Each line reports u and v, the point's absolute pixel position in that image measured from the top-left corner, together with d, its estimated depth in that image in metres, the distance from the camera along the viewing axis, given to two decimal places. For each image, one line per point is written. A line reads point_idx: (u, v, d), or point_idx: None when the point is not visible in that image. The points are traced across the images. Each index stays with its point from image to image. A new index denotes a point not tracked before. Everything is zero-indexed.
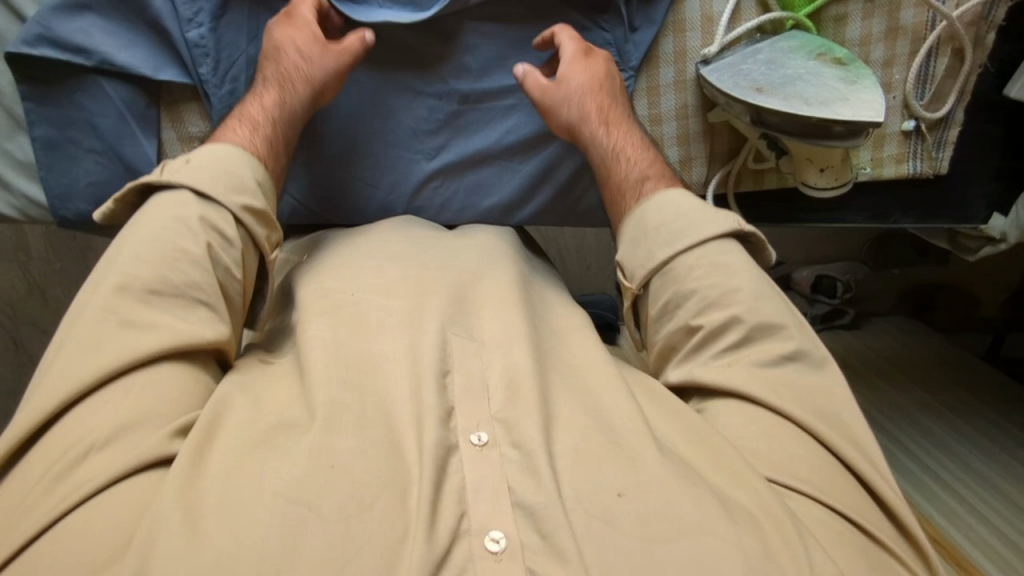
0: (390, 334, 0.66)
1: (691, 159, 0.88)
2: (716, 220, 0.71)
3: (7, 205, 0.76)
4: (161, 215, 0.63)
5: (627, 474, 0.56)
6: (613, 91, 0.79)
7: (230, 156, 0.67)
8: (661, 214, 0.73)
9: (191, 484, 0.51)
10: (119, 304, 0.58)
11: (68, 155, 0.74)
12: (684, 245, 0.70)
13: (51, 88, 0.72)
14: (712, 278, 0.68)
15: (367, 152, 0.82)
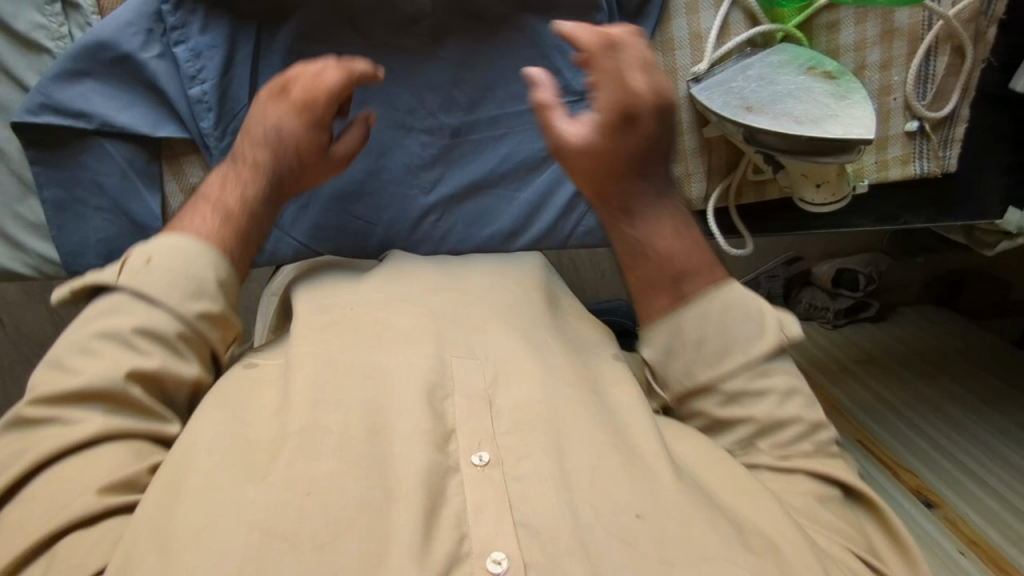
0: (389, 352, 0.66)
1: (691, 175, 0.88)
2: (760, 330, 0.64)
3: (24, 265, 0.79)
4: (100, 321, 0.59)
5: (640, 500, 0.56)
6: (658, 151, 0.65)
7: (195, 255, 0.62)
8: (700, 326, 0.64)
9: (160, 515, 0.51)
10: (72, 360, 0.57)
11: (76, 213, 0.77)
12: (727, 370, 0.64)
13: (54, 152, 0.74)
14: (768, 376, 0.64)
15: (364, 191, 0.83)
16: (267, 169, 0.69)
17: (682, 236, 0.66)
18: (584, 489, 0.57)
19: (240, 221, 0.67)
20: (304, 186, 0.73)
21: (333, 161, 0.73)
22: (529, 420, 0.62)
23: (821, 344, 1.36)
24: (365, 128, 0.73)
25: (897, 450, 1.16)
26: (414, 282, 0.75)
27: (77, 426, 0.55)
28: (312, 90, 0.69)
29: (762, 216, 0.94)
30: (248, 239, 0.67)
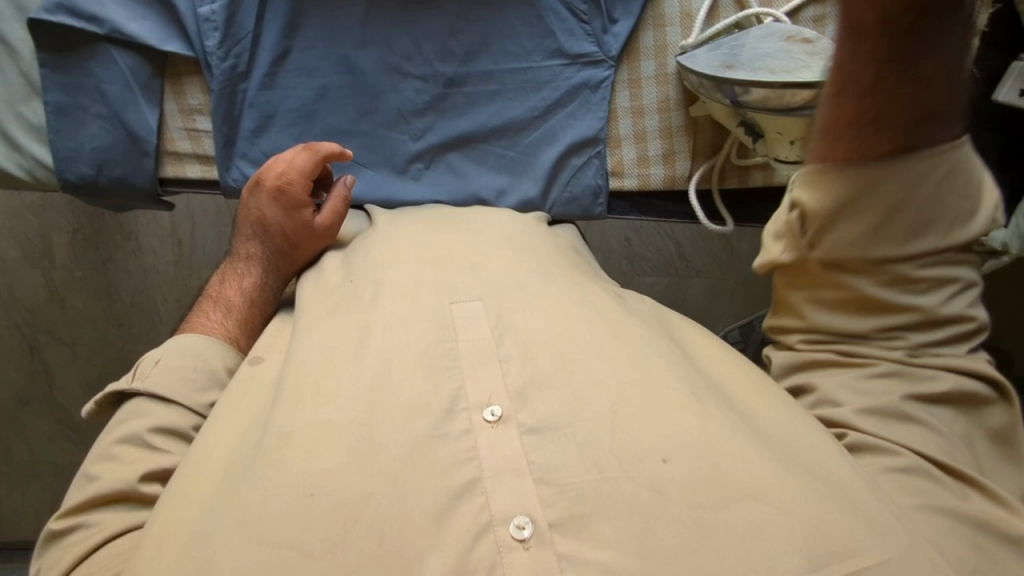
0: (388, 299, 0.68)
1: (675, 152, 0.90)
2: (955, 204, 0.56)
3: (17, 166, 0.81)
4: (122, 421, 0.65)
5: (673, 439, 0.55)
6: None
7: (200, 346, 0.72)
8: (945, 180, 0.55)
9: (176, 536, 0.54)
10: (96, 465, 0.62)
11: (76, 119, 0.80)
12: (914, 250, 0.57)
13: (65, 55, 0.78)
14: (936, 289, 0.58)
15: (356, 131, 0.85)
16: (262, 254, 0.79)
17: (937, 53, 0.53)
18: (598, 437, 0.55)
19: (240, 307, 0.77)
20: (308, 260, 0.81)
21: (323, 231, 0.80)
22: (538, 370, 0.61)
23: None
24: (343, 199, 0.81)
25: None
26: (422, 243, 0.76)
27: (93, 530, 0.58)
28: (284, 177, 0.79)
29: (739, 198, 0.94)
30: (253, 326, 0.77)
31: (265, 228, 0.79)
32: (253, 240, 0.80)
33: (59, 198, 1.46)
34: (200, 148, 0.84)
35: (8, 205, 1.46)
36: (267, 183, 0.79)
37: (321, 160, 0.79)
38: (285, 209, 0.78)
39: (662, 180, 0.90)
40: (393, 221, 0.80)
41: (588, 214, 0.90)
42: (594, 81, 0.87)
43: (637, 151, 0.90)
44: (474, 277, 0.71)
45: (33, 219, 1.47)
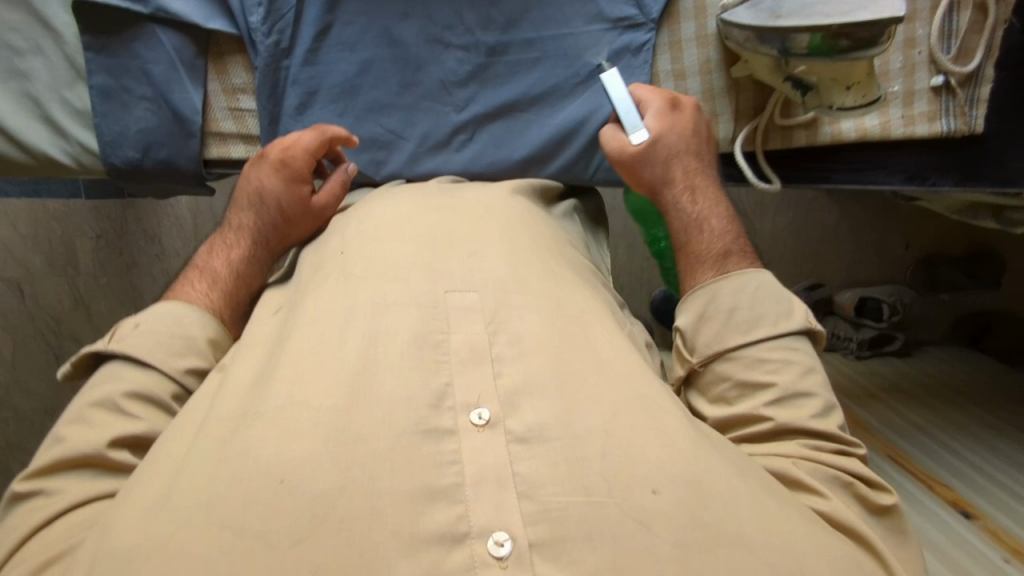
0: (390, 281, 0.68)
1: (717, 115, 0.93)
2: (773, 301, 0.72)
3: (63, 153, 0.82)
4: (94, 384, 0.66)
5: (660, 471, 0.55)
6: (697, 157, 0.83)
7: (181, 313, 0.72)
8: (756, 287, 0.73)
9: (136, 507, 0.53)
10: (66, 428, 0.62)
11: (121, 102, 0.80)
12: (754, 337, 0.71)
13: (108, 37, 0.78)
14: (778, 367, 0.69)
15: (399, 104, 0.87)
16: (251, 228, 0.80)
17: (714, 211, 0.81)
18: (587, 454, 0.55)
19: (226, 278, 0.77)
20: (296, 240, 0.83)
21: (318, 210, 0.82)
22: (529, 372, 0.61)
23: (844, 371, 1.65)
24: (343, 181, 0.83)
25: (933, 466, 1.33)
26: (402, 225, 0.76)
27: (57, 497, 0.58)
28: (289, 152, 0.80)
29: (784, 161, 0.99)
30: (237, 298, 0.78)
31: (260, 199, 0.80)
32: (244, 213, 0.80)
33: (82, 203, 1.49)
34: (244, 128, 0.85)
35: (30, 213, 1.47)
36: (271, 156, 0.80)
37: (329, 139, 0.81)
38: (282, 184, 0.79)
39: None
40: (382, 199, 0.82)
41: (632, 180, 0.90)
42: (636, 45, 0.87)
43: None
44: (468, 263, 0.72)
45: (57, 225, 1.49)
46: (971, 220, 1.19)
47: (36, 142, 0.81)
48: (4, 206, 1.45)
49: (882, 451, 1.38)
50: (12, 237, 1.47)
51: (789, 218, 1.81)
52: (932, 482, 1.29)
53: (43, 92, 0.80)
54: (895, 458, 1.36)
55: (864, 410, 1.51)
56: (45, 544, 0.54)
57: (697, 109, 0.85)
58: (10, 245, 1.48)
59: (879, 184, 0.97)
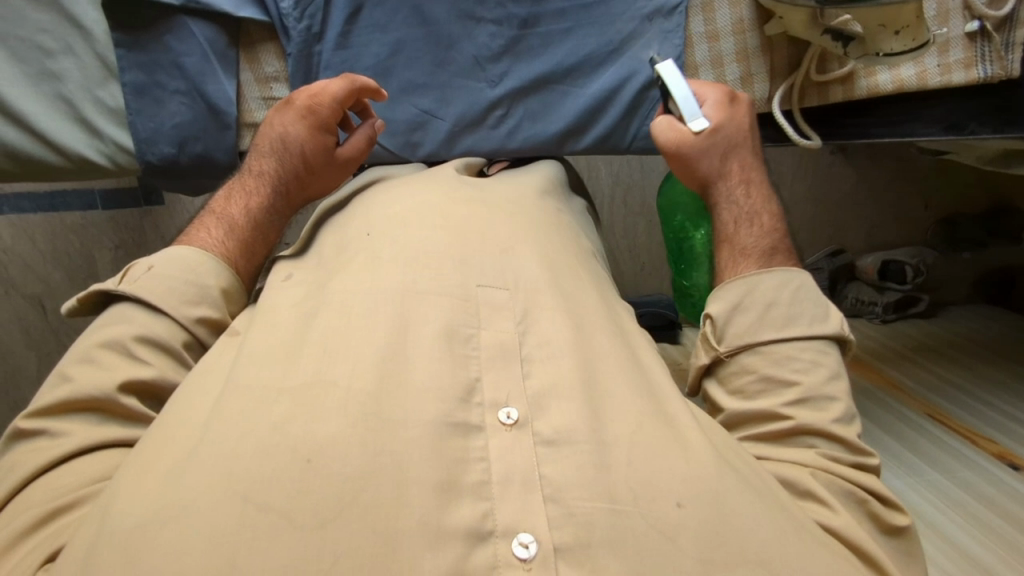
0: (426, 268, 0.67)
1: (752, 75, 0.99)
2: (810, 304, 0.74)
3: (99, 153, 0.92)
4: (100, 327, 0.65)
5: (681, 483, 0.52)
6: (750, 162, 0.88)
7: (199, 260, 0.72)
8: (791, 291, 0.74)
9: (154, 465, 0.51)
10: (73, 369, 0.61)
11: (154, 98, 0.91)
12: (788, 334, 0.71)
13: (137, 31, 0.88)
14: (805, 370, 0.69)
15: (441, 86, 0.96)
16: (273, 175, 0.84)
17: (762, 216, 0.84)
18: (610, 462, 0.53)
19: (245, 225, 0.80)
20: (311, 189, 0.89)
21: (339, 160, 0.89)
22: (556, 375, 0.59)
23: (871, 335, 1.61)
24: (368, 134, 0.90)
25: (970, 422, 1.26)
26: (426, 214, 0.75)
27: (60, 440, 0.57)
28: (316, 98, 0.85)
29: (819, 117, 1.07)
30: (253, 246, 0.80)
31: (285, 145, 0.85)
32: (266, 160, 0.85)
33: (99, 215, 1.44)
34: None
35: (48, 227, 1.40)
36: (299, 104, 0.86)
37: (357, 88, 0.86)
38: (310, 132, 0.85)
39: None
40: (407, 188, 0.81)
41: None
42: (668, 8, 0.95)
43: (714, 75, 0.99)
44: (502, 263, 0.70)
45: (76, 239, 1.42)
46: (1002, 169, 1.19)
47: (72, 143, 0.90)
48: (22, 222, 1.37)
49: (918, 410, 1.30)
50: (31, 254, 1.40)
51: (808, 183, 1.81)
52: (973, 436, 1.22)
53: (76, 92, 0.89)
54: (933, 417, 1.28)
55: (898, 371, 1.44)
56: (48, 493, 0.53)
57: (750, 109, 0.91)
58: (30, 262, 1.40)
59: (916, 136, 0.98)
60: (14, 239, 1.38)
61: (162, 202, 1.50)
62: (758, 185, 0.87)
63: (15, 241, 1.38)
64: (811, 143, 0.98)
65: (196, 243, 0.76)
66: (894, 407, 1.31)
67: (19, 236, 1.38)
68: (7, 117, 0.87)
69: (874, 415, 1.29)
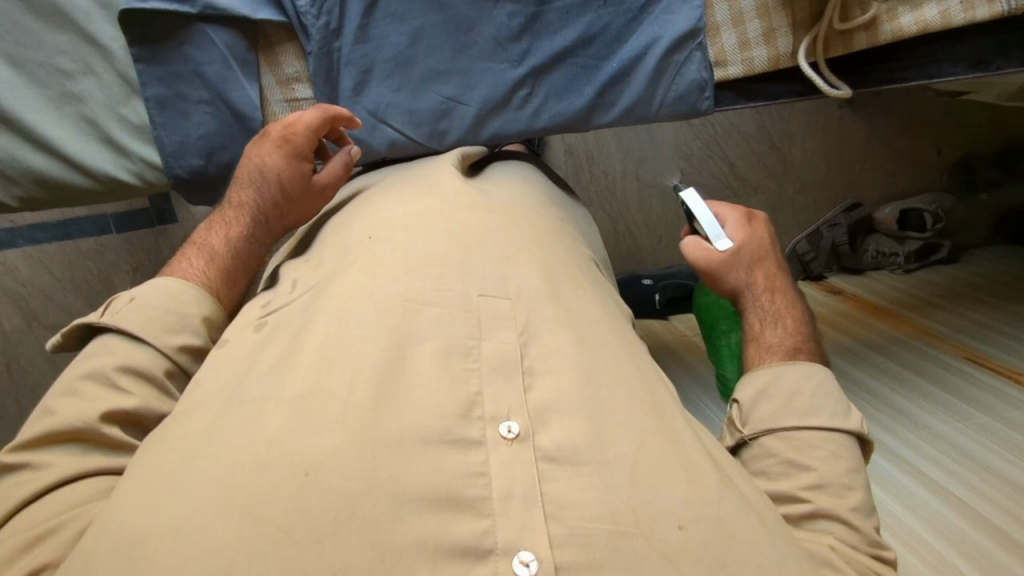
0: (429, 268, 0.64)
1: (775, 30, 0.98)
2: (828, 399, 0.72)
3: (127, 170, 0.95)
4: (86, 360, 0.63)
5: (685, 506, 0.51)
6: (775, 265, 0.85)
7: (179, 290, 0.70)
8: (813, 384, 0.73)
9: (146, 478, 0.47)
10: (55, 402, 0.59)
11: (178, 109, 0.93)
12: (807, 424, 0.70)
13: (156, 43, 0.90)
14: (823, 459, 0.68)
15: (465, 69, 0.96)
16: (250, 206, 0.81)
17: (788, 318, 0.81)
18: (618, 483, 0.50)
19: (224, 258, 0.77)
20: (293, 218, 0.85)
21: (318, 188, 0.86)
22: (561, 390, 0.56)
23: (896, 284, 1.61)
24: (344, 165, 0.88)
25: (1012, 361, 1.24)
26: (431, 218, 0.71)
27: (43, 471, 0.55)
28: (290, 128, 0.83)
29: (845, 67, 1.01)
30: (233, 278, 0.77)
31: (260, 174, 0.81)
32: (241, 190, 0.82)
33: (114, 239, 1.45)
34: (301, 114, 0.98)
35: (65, 256, 1.43)
36: (274, 134, 0.83)
37: (331, 118, 0.85)
38: (286, 161, 0.82)
39: (766, 61, 0.99)
40: (399, 196, 0.77)
41: (694, 109, 1.02)
42: None
43: (736, 36, 0.99)
44: (502, 267, 0.67)
45: (94, 264, 1.44)
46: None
47: (101, 165, 0.93)
48: (39, 253, 1.41)
49: (956, 354, 1.29)
50: (50, 283, 1.43)
51: (820, 141, 1.77)
52: (1018, 376, 1.20)
53: (99, 112, 0.92)
54: (972, 360, 1.27)
55: (927, 318, 1.44)
56: (37, 519, 0.52)
57: (770, 227, 0.89)
58: (50, 291, 1.43)
59: (943, 76, 0.96)
60: (33, 271, 1.41)
61: (176, 219, 1.47)
62: (785, 289, 0.84)
63: (34, 273, 1.41)
64: (840, 94, 0.97)
65: (174, 275, 0.73)
66: (931, 355, 1.30)
67: (37, 267, 1.41)
68: (35, 143, 0.90)
69: (915, 366, 1.28)
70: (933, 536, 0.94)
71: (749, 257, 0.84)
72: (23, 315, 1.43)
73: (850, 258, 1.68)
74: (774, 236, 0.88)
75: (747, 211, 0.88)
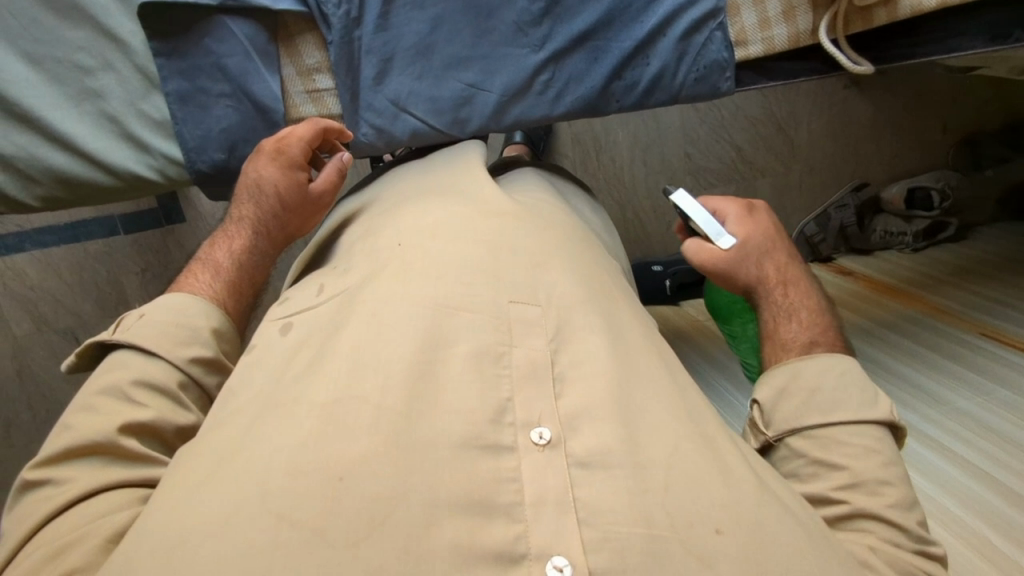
0: (456, 273, 0.62)
1: (794, 8, 0.95)
2: (857, 390, 0.70)
3: (149, 166, 0.94)
4: (102, 376, 0.62)
5: (723, 510, 0.49)
6: (786, 255, 0.82)
7: (188, 304, 0.69)
8: (839, 379, 0.70)
9: (181, 485, 0.47)
10: (74, 417, 0.58)
11: (200, 103, 0.92)
12: (836, 420, 0.68)
13: (175, 36, 0.89)
14: (857, 455, 0.66)
15: (484, 54, 0.94)
16: (250, 218, 0.81)
17: (804, 309, 0.78)
18: (653, 488, 0.49)
19: (230, 269, 0.76)
20: (294, 227, 0.85)
21: (316, 195, 0.85)
22: (593, 396, 0.55)
23: (902, 262, 1.58)
24: (338, 171, 0.88)
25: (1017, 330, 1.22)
26: (457, 224, 0.69)
27: (67, 485, 0.55)
28: (283, 141, 0.84)
29: (868, 42, 0.98)
30: (240, 288, 0.76)
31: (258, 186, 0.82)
32: (240, 203, 0.82)
33: (122, 240, 1.47)
34: (324, 107, 0.98)
35: (72, 259, 1.43)
36: (267, 148, 0.84)
37: (322, 130, 0.87)
38: (281, 171, 0.82)
39: (785, 40, 0.97)
40: (424, 202, 0.76)
41: (715, 90, 1.00)
42: None
43: (757, 14, 0.96)
44: (529, 271, 0.65)
45: (101, 266, 1.46)
46: None
47: (122, 162, 0.93)
48: (46, 257, 1.42)
49: (969, 330, 1.26)
50: (60, 288, 1.43)
51: (826, 122, 1.72)
52: None
53: (121, 108, 0.91)
54: (987, 335, 1.23)
55: (935, 294, 1.41)
56: (68, 528, 0.52)
57: (771, 213, 0.85)
58: (58, 295, 1.43)
59: (963, 51, 0.90)
60: (40, 276, 1.42)
61: (184, 219, 1.49)
62: (799, 278, 0.80)
63: (42, 278, 1.42)
64: (861, 70, 0.95)
65: (182, 291, 0.73)
66: (939, 330, 1.28)
67: (44, 271, 1.42)
68: (57, 142, 0.90)
69: (924, 339, 1.27)
70: (964, 511, 0.91)
71: (758, 250, 0.80)
72: (32, 320, 1.43)
73: (859, 238, 1.66)
74: (781, 226, 0.84)
75: (749, 204, 0.84)
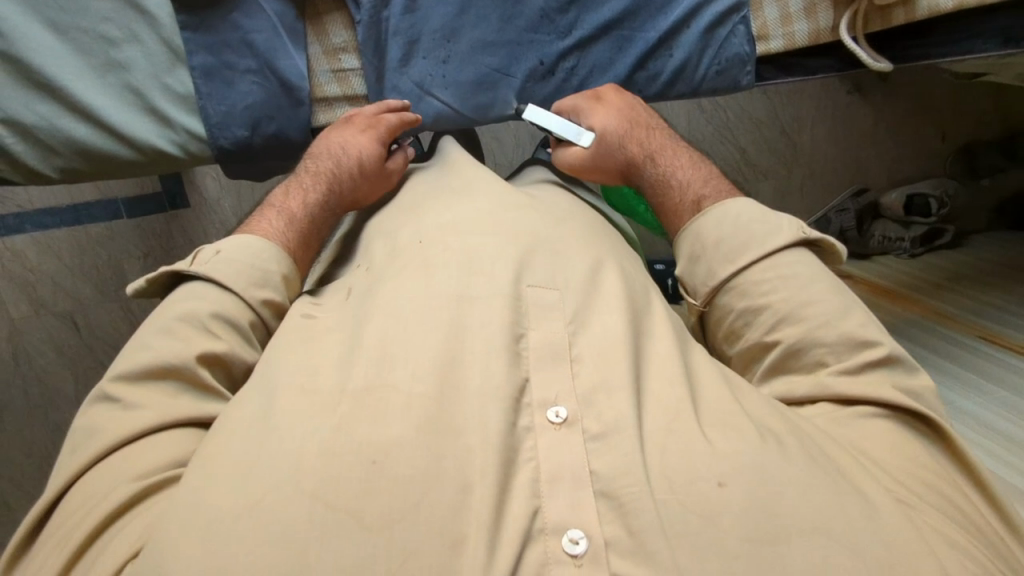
0: (482, 262, 0.61)
1: (816, 4, 0.94)
2: (759, 222, 0.68)
3: (171, 141, 0.93)
4: (182, 301, 0.61)
5: (728, 461, 0.48)
6: (650, 126, 0.84)
7: (257, 244, 0.67)
8: (729, 218, 0.70)
9: (208, 462, 0.46)
10: (150, 340, 0.58)
11: (225, 78, 0.92)
12: (748, 260, 0.66)
13: (202, 10, 0.89)
14: (783, 291, 0.64)
15: (509, 40, 0.93)
16: (328, 177, 0.80)
17: (686, 166, 0.78)
18: (667, 462, 0.49)
19: (302, 222, 0.75)
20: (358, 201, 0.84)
21: (387, 176, 0.86)
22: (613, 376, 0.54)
23: (897, 267, 1.55)
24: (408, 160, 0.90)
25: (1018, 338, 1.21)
26: (483, 216, 0.69)
27: (138, 409, 0.54)
28: (376, 119, 0.87)
29: (883, 42, 0.97)
30: (307, 244, 0.75)
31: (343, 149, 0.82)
32: (322, 162, 0.81)
33: (125, 225, 1.35)
34: (348, 88, 0.98)
35: (74, 242, 1.31)
36: (359, 121, 0.86)
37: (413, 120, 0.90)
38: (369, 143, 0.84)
39: (806, 36, 0.95)
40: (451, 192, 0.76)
41: (736, 84, 0.98)
42: None
43: (779, 10, 0.96)
44: (552, 262, 0.64)
45: (101, 250, 1.33)
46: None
47: (146, 136, 0.92)
48: (47, 239, 1.29)
49: (968, 332, 1.25)
50: (59, 270, 1.31)
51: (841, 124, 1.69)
52: None
53: (143, 81, 0.90)
54: (987, 339, 1.23)
55: (935, 298, 1.39)
56: (86, 495, 0.51)
57: (622, 91, 0.89)
58: (53, 276, 1.30)
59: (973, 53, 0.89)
60: (37, 258, 1.29)
61: (188, 204, 1.38)
62: (673, 143, 0.82)
63: (43, 260, 1.29)
64: (881, 67, 0.92)
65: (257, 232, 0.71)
66: (936, 332, 1.27)
67: (45, 253, 1.29)
68: (80, 114, 0.88)
69: (925, 341, 1.25)
70: None
71: (623, 126, 0.83)
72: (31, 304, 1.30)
73: (858, 242, 1.63)
74: (641, 104, 0.87)
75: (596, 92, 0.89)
